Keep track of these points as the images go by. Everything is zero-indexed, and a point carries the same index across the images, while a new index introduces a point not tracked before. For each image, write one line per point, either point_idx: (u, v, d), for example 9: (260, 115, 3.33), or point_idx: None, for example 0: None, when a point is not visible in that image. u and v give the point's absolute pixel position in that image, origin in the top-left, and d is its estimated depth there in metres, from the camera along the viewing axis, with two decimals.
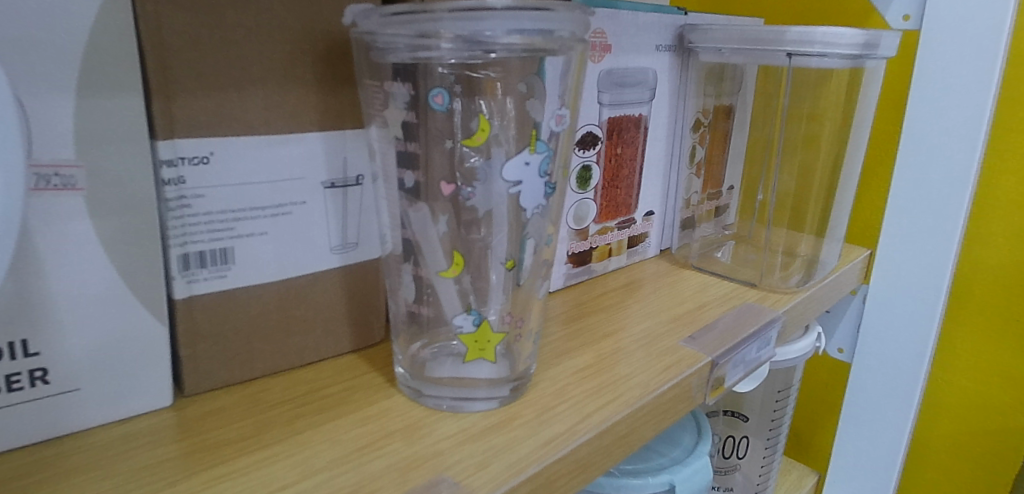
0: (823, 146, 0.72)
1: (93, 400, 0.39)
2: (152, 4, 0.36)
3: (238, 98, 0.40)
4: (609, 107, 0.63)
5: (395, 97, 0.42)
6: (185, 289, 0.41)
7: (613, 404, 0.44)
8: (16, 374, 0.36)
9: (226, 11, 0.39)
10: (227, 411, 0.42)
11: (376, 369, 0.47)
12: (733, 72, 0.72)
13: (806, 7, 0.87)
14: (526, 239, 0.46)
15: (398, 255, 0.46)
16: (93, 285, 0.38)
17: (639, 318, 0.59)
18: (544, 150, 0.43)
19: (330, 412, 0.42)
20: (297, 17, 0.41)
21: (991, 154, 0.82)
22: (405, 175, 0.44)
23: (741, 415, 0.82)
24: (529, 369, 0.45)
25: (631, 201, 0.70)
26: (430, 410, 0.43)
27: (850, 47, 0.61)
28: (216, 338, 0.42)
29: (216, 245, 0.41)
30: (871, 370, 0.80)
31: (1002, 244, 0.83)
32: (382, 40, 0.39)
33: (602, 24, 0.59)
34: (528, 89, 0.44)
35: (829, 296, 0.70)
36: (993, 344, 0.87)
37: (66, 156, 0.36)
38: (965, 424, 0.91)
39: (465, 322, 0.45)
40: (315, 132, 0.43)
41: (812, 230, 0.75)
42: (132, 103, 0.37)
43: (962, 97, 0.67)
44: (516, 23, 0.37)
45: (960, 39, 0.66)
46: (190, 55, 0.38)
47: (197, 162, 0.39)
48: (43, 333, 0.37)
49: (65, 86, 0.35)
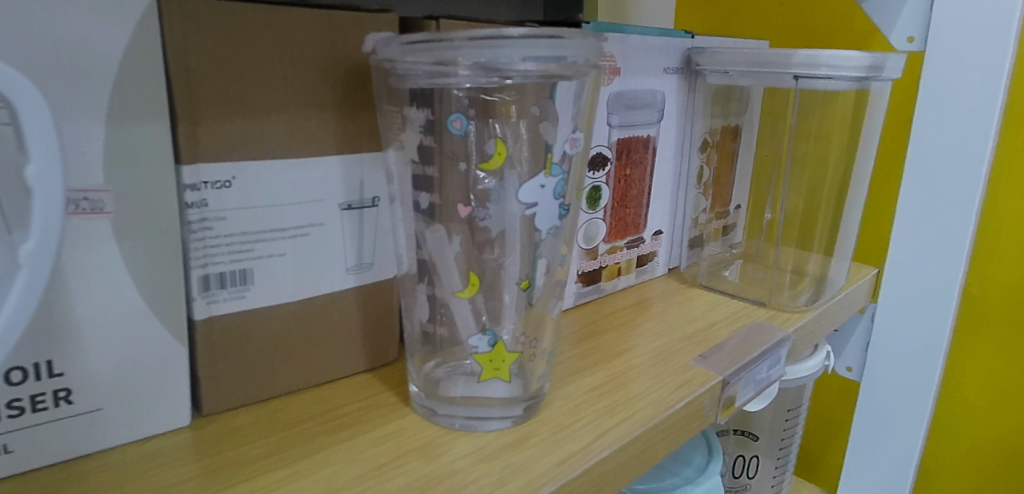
0: (830, 166, 0.73)
1: (113, 420, 0.39)
2: (180, 34, 0.37)
3: (261, 123, 0.41)
4: (618, 129, 0.64)
5: (412, 121, 0.43)
6: (205, 310, 0.41)
7: (628, 423, 0.44)
8: (41, 395, 0.37)
9: (251, 39, 0.40)
10: (247, 429, 0.42)
11: (391, 388, 0.48)
12: (741, 94, 0.73)
13: (810, 27, 0.89)
14: (538, 259, 0.47)
15: (413, 275, 0.47)
16: (118, 306, 0.39)
17: (651, 337, 0.59)
18: (559, 173, 0.44)
19: (348, 431, 0.42)
20: (319, 44, 0.42)
21: (997, 173, 0.82)
22: (421, 197, 0.46)
23: (751, 434, 0.82)
24: (542, 389, 0.46)
25: (640, 220, 0.70)
26: (445, 429, 0.43)
27: (857, 69, 0.62)
28: (235, 357, 0.43)
29: (236, 267, 0.42)
30: (881, 388, 0.80)
31: (1009, 262, 0.84)
32: (402, 67, 0.40)
33: (612, 48, 0.60)
34: (542, 112, 0.45)
35: (838, 315, 0.71)
36: (1002, 361, 0.86)
37: (96, 181, 0.36)
38: (975, 443, 0.91)
39: (480, 343, 0.45)
40: (334, 155, 0.44)
41: (821, 249, 0.75)
42: (159, 129, 0.38)
43: (968, 117, 0.68)
44: (533, 50, 0.39)
45: (965, 60, 0.67)
46: (216, 82, 0.39)
47: (220, 186, 0.40)
48: (68, 353, 0.37)
49: (96, 112, 0.36)
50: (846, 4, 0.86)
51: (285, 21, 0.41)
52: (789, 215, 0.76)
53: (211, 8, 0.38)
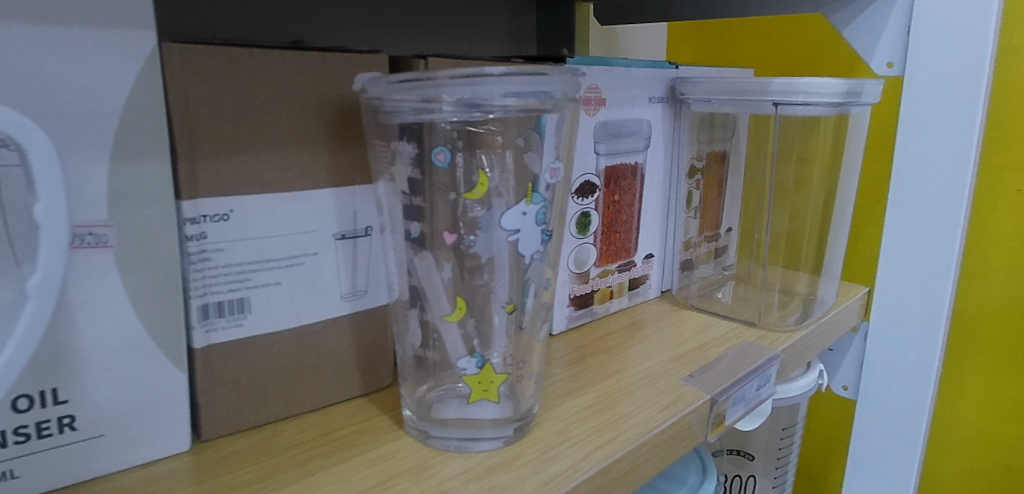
0: (813, 188, 0.74)
1: (116, 445, 0.41)
2: (180, 78, 0.40)
3: (257, 159, 0.43)
4: (605, 157, 0.66)
5: (401, 155, 0.45)
6: (204, 338, 0.43)
7: (615, 442, 0.46)
8: (46, 422, 0.38)
9: (247, 81, 0.42)
10: (243, 454, 0.44)
11: (385, 412, 0.49)
12: (725, 120, 0.75)
13: (796, 53, 0.94)
14: (527, 284, 0.49)
15: (405, 301, 0.48)
16: (121, 336, 0.40)
17: (641, 359, 0.61)
18: (541, 201, 0.46)
19: (341, 454, 0.44)
20: (312, 84, 0.44)
21: (983, 191, 0.84)
22: (411, 226, 0.47)
23: (747, 454, 0.82)
24: (532, 408, 0.47)
25: (630, 245, 0.72)
26: (438, 451, 0.44)
27: (834, 95, 0.64)
28: (232, 383, 0.45)
29: (233, 296, 0.44)
30: (877, 408, 0.80)
31: (1001, 279, 0.84)
32: (390, 104, 0.42)
33: (596, 79, 0.63)
34: (526, 142, 0.46)
35: (828, 334, 0.72)
36: (998, 377, 0.87)
37: (100, 217, 0.38)
38: (973, 462, 0.91)
39: (468, 365, 0.47)
40: (327, 188, 0.46)
41: (808, 269, 0.77)
42: (160, 167, 0.40)
43: (948, 138, 0.69)
44: (512, 86, 0.41)
45: (941, 84, 0.69)
46: (214, 122, 0.41)
47: (217, 219, 0.42)
48: (72, 382, 0.39)
49: (101, 153, 0.38)
50: (831, 33, 0.90)
51: (278, 64, 0.43)
52: (775, 236, 0.78)
53: (209, 53, 0.41)
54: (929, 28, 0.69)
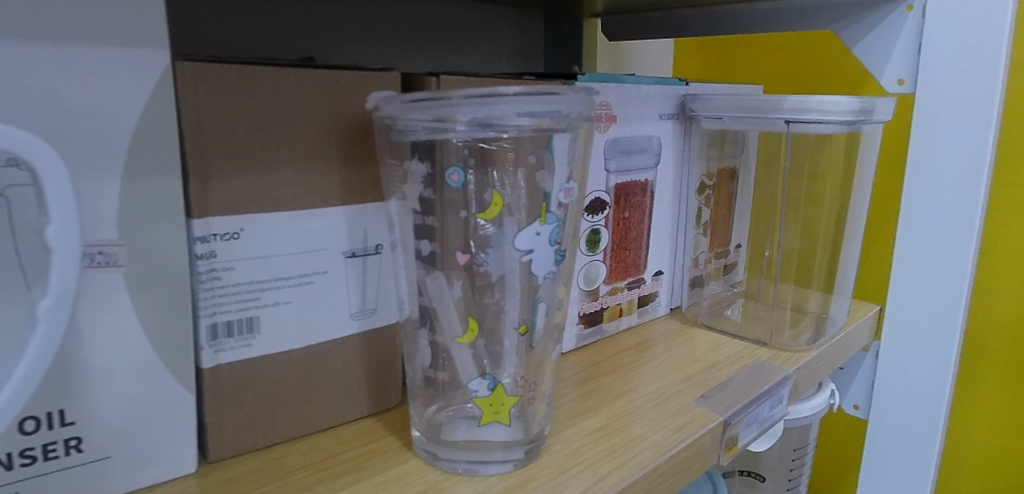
0: (825, 205, 0.74)
1: (123, 467, 0.40)
2: (192, 96, 0.40)
3: (269, 178, 0.43)
4: (616, 174, 0.65)
5: (413, 175, 0.45)
6: (212, 358, 0.43)
7: (627, 466, 0.45)
8: (52, 444, 0.38)
9: (260, 99, 0.42)
10: (251, 476, 0.43)
11: (393, 433, 0.49)
12: (736, 137, 0.75)
13: (804, 69, 0.94)
14: (538, 304, 0.48)
15: (415, 320, 0.48)
16: (128, 357, 0.40)
17: (652, 378, 0.60)
18: (554, 221, 0.46)
19: (349, 477, 0.43)
20: (325, 102, 0.44)
21: (994, 209, 0.84)
22: (422, 245, 0.47)
23: (757, 474, 0.81)
24: (543, 431, 0.46)
25: (640, 262, 0.71)
26: (447, 474, 0.44)
27: (847, 113, 0.64)
28: (240, 403, 0.44)
29: (243, 315, 0.43)
30: (888, 427, 0.79)
31: (1013, 299, 0.84)
32: (402, 123, 0.42)
33: (607, 97, 0.62)
34: (538, 161, 0.46)
35: (840, 353, 0.71)
36: (1010, 397, 0.86)
37: (110, 236, 0.38)
38: (983, 481, 0.90)
39: (480, 387, 0.46)
40: (338, 206, 0.46)
41: (820, 287, 0.76)
42: (171, 185, 0.40)
43: (962, 157, 0.69)
44: (526, 106, 0.40)
45: (952, 103, 0.68)
46: (226, 140, 0.41)
47: (228, 237, 0.42)
48: (78, 403, 0.38)
49: (113, 172, 0.37)
50: (839, 50, 0.90)
51: (291, 82, 0.43)
52: (786, 254, 0.77)
53: (222, 71, 0.40)
54: (941, 46, 0.68)
